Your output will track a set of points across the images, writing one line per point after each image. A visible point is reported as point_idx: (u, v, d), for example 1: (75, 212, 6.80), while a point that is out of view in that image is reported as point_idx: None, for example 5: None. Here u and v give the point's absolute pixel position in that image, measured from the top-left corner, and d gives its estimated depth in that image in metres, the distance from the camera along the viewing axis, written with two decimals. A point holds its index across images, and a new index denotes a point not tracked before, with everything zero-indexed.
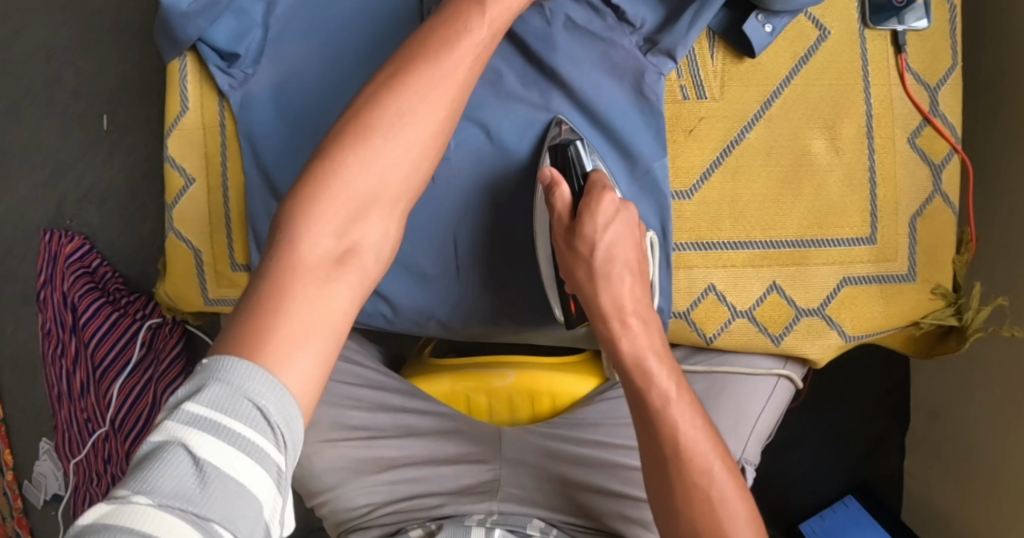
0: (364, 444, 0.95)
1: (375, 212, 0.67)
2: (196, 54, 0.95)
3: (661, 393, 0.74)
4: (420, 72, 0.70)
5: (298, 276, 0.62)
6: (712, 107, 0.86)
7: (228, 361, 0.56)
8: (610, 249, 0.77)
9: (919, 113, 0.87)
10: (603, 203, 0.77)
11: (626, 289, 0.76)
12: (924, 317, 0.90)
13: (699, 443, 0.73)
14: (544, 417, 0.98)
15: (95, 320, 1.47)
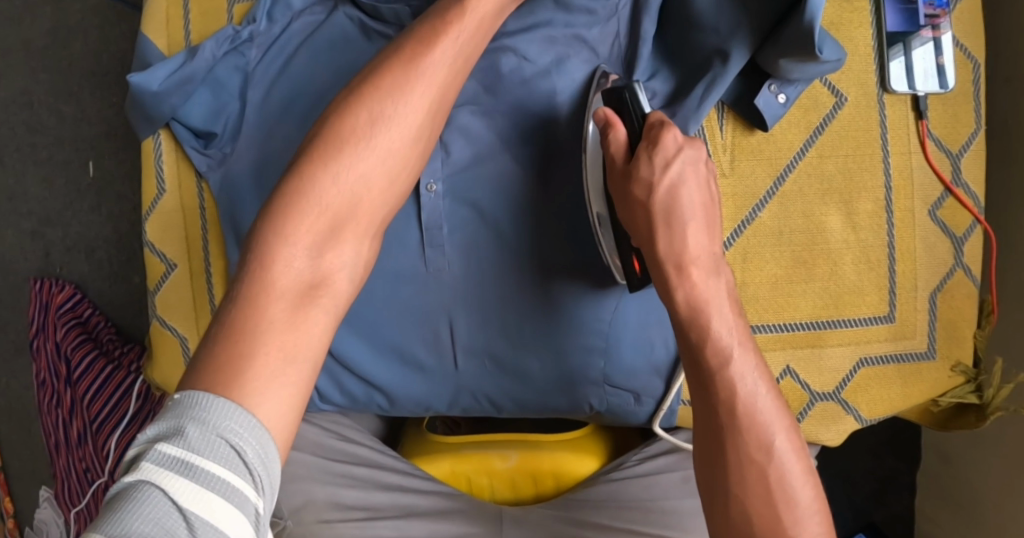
0: (359, 525, 0.88)
1: (350, 232, 0.66)
2: (170, 131, 0.91)
3: (721, 352, 0.66)
4: (390, 85, 0.69)
5: (275, 299, 0.60)
6: (721, 184, 0.81)
7: (204, 398, 0.54)
8: (672, 187, 0.68)
9: (941, 183, 0.84)
10: (665, 138, 0.69)
11: (690, 233, 0.67)
12: (942, 395, 0.85)
13: (762, 410, 0.66)
14: (547, 495, 0.95)
15: (90, 374, 1.43)
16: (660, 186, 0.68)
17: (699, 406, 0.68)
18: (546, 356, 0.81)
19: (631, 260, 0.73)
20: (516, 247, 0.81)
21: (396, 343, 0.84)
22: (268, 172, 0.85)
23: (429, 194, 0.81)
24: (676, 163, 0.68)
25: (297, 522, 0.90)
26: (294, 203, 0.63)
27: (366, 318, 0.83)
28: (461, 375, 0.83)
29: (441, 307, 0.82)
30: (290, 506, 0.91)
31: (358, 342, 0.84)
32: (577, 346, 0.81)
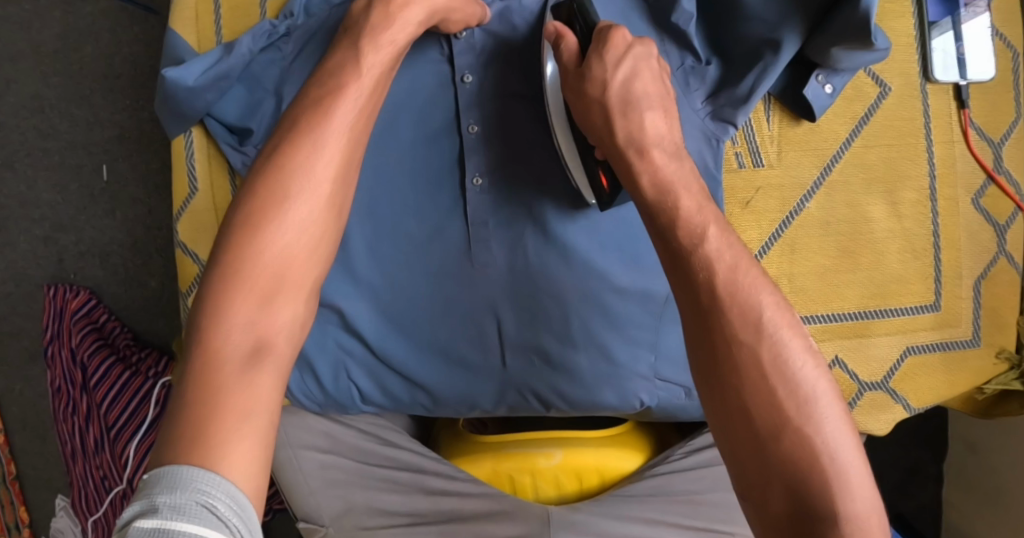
0: (401, 532, 0.89)
1: (285, 295, 0.65)
2: (203, 127, 0.86)
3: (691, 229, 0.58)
4: (299, 142, 0.68)
5: (217, 371, 0.59)
6: (769, 174, 0.81)
7: (173, 469, 0.54)
8: (627, 85, 0.65)
9: (984, 171, 0.84)
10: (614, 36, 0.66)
11: (651, 121, 0.64)
12: (987, 382, 0.85)
13: (747, 285, 0.55)
14: (590, 493, 0.93)
15: (106, 381, 1.41)
16: (613, 82, 0.65)
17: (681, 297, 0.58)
18: (594, 351, 0.81)
19: (599, 175, 0.74)
20: (562, 241, 0.80)
21: (439, 343, 0.83)
22: None
23: (475, 189, 0.81)
24: (627, 58, 0.66)
25: (337, 528, 0.91)
26: (224, 271, 0.63)
27: (407, 315, 0.83)
28: (509, 372, 0.82)
29: (487, 302, 0.81)
30: (331, 512, 0.91)
31: (401, 339, 0.83)
32: (623, 342, 0.81)
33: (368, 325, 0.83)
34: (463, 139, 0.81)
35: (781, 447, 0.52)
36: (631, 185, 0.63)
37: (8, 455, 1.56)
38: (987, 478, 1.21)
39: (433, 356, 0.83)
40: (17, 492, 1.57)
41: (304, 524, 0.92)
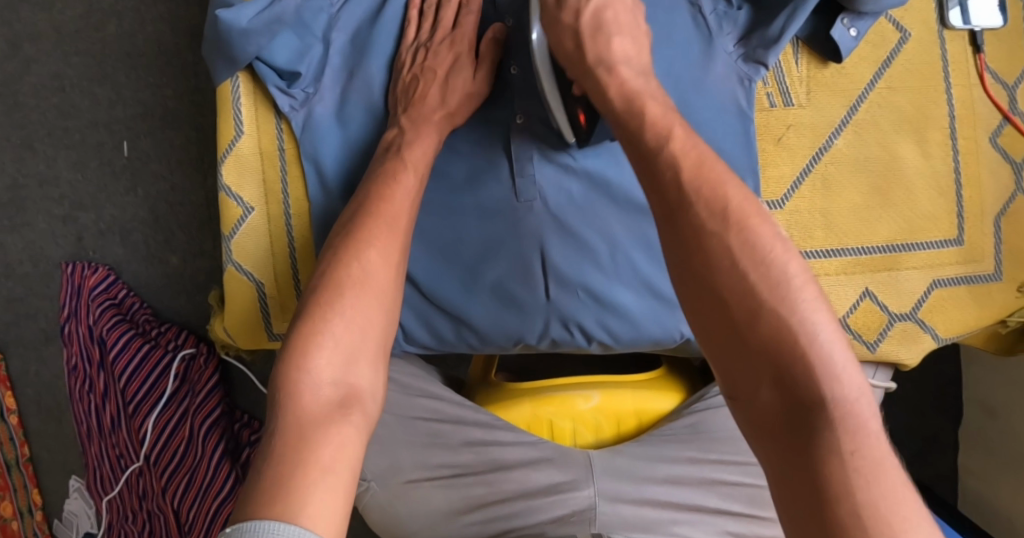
0: (447, 483, 0.89)
1: (363, 355, 0.71)
2: (248, 73, 0.92)
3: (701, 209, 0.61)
4: (369, 227, 0.76)
5: (309, 421, 0.64)
6: (799, 114, 0.85)
7: (255, 525, 0.56)
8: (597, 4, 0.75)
9: (999, 113, 0.87)
10: None
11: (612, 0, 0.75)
12: (1011, 315, 0.88)
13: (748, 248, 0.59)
14: (629, 436, 0.95)
15: (126, 352, 1.43)
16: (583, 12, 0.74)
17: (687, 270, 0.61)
18: (636, 281, 0.85)
19: (576, 114, 0.80)
20: (607, 175, 0.84)
21: (487, 279, 0.85)
22: (355, 113, 0.91)
23: (518, 126, 0.85)
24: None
25: (382, 484, 0.90)
26: (303, 339, 0.69)
27: (457, 251, 0.86)
28: (555, 305, 0.85)
29: (536, 236, 0.84)
30: (375, 468, 0.90)
31: (450, 276, 0.86)
32: (667, 275, 0.85)
33: (422, 267, 0.86)
34: (506, 79, 0.87)
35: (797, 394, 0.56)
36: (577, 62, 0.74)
37: (23, 437, 1.56)
38: (1003, 441, 1.28)
39: (482, 290, 0.86)
40: (31, 475, 1.57)
41: None
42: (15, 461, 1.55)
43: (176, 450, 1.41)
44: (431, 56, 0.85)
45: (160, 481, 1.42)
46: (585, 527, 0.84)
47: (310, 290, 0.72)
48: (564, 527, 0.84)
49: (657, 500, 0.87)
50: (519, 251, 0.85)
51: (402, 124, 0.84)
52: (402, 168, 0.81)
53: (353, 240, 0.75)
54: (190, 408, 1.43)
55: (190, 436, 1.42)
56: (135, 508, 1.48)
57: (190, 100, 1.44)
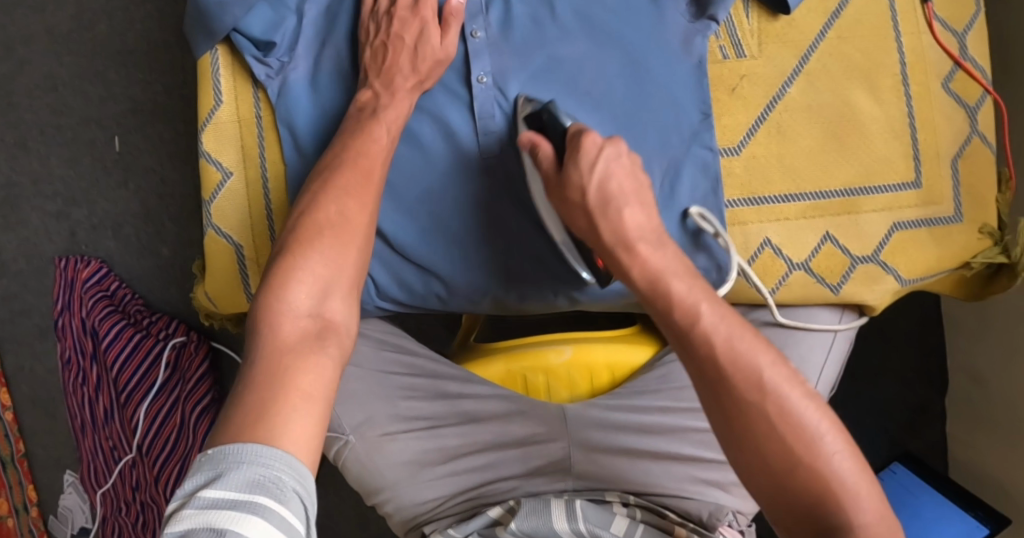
0: (424, 435, 0.90)
1: (339, 294, 0.73)
2: (226, 46, 0.95)
3: (698, 320, 0.67)
4: (342, 174, 0.79)
5: (288, 350, 0.67)
6: (752, 65, 0.88)
7: (231, 446, 0.59)
8: (604, 186, 0.70)
9: (950, 59, 0.89)
10: (586, 144, 0.71)
11: (633, 217, 0.70)
12: (975, 257, 0.90)
13: (742, 348, 0.65)
14: (602, 390, 0.95)
15: (118, 342, 1.45)
16: (592, 186, 0.71)
17: (692, 369, 0.67)
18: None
19: (593, 258, 0.80)
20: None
21: (455, 232, 0.88)
22: (327, 82, 0.93)
23: (480, 86, 0.87)
24: (599, 160, 0.70)
25: (360, 438, 0.89)
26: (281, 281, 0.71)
27: (427, 206, 0.88)
28: (521, 256, 0.89)
29: (501, 190, 0.87)
30: (351, 422, 0.90)
31: (421, 230, 0.89)
32: None
33: (396, 223, 0.89)
34: (468, 44, 0.87)
35: (798, 482, 0.63)
36: (624, 277, 0.70)
37: (18, 433, 1.58)
38: (991, 406, 1.28)
39: (451, 245, 0.89)
40: (26, 471, 1.58)
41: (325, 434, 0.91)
42: (10, 457, 1.56)
43: (167, 439, 1.43)
44: (398, 22, 0.86)
45: (152, 471, 1.44)
46: (562, 476, 0.87)
47: (290, 234, 0.75)
48: (537, 478, 0.87)
49: (630, 448, 0.88)
50: (485, 204, 0.88)
51: (375, 88, 0.85)
52: (378, 124, 0.83)
53: (328, 187, 0.78)
54: (180, 396, 1.44)
55: (180, 424, 1.43)
56: (128, 500, 1.50)
57: (179, 94, 1.48)
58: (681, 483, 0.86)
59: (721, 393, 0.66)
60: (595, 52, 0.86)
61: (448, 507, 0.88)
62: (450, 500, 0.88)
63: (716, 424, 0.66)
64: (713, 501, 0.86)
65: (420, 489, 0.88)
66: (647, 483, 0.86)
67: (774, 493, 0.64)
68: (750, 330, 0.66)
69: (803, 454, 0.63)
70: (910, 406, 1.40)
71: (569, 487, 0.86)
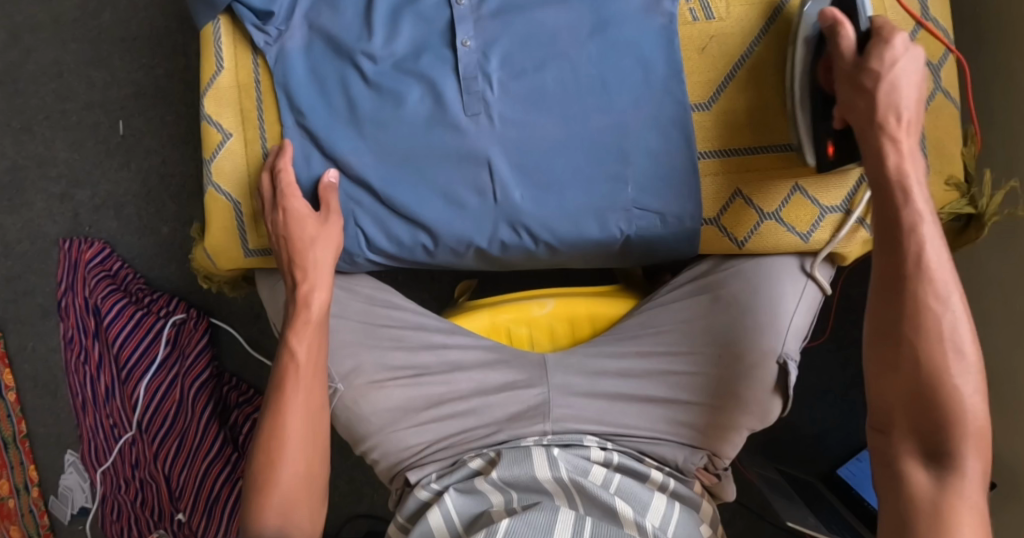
0: (409, 384, 0.93)
1: (306, 415, 0.88)
2: (229, 16, 0.98)
3: (917, 240, 0.75)
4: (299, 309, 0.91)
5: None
6: (720, 26, 0.90)
7: None
8: (895, 80, 0.77)
9: (913, 19, 0.93)
10: (893, 41, 0.77)
11: (905, 102, 0.77)
12: (942, 209, 0.94)
13: (934, 258, 0.75)
14: (583, 338, 0.99)
15: (118, 321, 1.48)
16: (885, 76, 0.77)
17: (885, 259, 0.77)
18: (578, 184, 0.91)
19: (826, 144, 0.85)
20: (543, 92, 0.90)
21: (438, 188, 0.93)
22: (320, 47, 0.95)
23: (464, 50, 0.90)
24: (903, 57, 0.77)
25: (348, 386, 0.93)
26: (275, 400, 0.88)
27: (411, 160, 0.92)
28: (502, 207, 0.92)
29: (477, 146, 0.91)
30: (341, 370, 0.94)
31: (406, 185, 0.93)
32: (602, 176, 0.91)
33: (382, 179, 0.93)
34: (453, 10, 0.91)
35: (923, 379, 0.74)
36: (874, 156, 0.78)
37: (20, 413, 1.61)
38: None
39: (433, 199, 0.93)
40: (27, 452, 1.61)
41: None
42: (12, 437, 1.59)
43: (167, 415, 1.47)
44: None
45: (152, 446, 1.47)
46: (540, 420, 0.93)
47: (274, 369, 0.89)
48: (517, 422, 0.93)
49: (606, 393, 0.93)
50: (462, 162, 0.91)
51: None
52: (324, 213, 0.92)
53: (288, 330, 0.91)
54: (181, 371, 1.48)
55: (179, 400, 1.47)
56: (127, 477, 1.52)
57: (180, 78, 1.53)
58: (655, 426, 0.93)
59: (896, 289, 0.76)
60: (570, 12, 0.89)
61: (433, 452, 0.93)
62: (434, 447, 0.94)
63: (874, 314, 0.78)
64: (688, 441, 0.93)
65: (405, 435, 0.93)
66: (622, 429, 0.93)
67: (903, 382, 0.75)
68: (943, 246, 0.76)
69: (941, 354, 0.74)
70: None
71: (548, 432, 0.93)
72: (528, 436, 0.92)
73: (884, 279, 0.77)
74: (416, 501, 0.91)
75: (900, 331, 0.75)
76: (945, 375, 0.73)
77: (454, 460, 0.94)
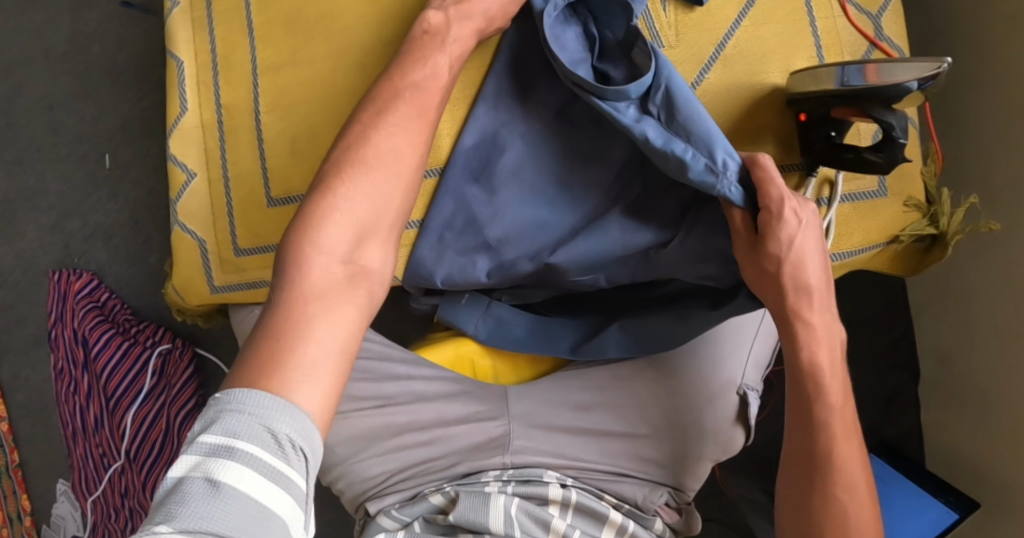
0: (372, 413, 0.91)
1: (373, 239, 0.75)
2: (194, 61, 1.00)
3: (827, 403, 0.85)
4: (396, 105, 0.79)
5: (315, 294, 0.68)
6: (671, 54, 0.90)
7: (238, 392, 0.61)
8: (799, 250, 0.77)
9: (866, 40, 0.93)
10: (788, 217, 0.76)
11: (817, 280, 0.79)
12: (903, 231, 0.93)
13: (847, 459, 0.86)
14: (546, 371, 1.00)
15: (107, 350, 1.49)
16: (786, 259, 0.76)
17: (798, 417, 0.87)
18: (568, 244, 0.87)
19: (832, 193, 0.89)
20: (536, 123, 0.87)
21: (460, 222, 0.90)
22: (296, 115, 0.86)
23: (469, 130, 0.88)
24: (797, 235, 0.76)
25: None
26: (302, 233, 0.71)
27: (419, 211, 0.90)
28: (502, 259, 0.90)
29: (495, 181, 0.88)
30: None
31: None
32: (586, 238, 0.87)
33: (426, 241, 0.90)
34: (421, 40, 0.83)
35: None
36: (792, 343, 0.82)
37: (13, 442, 1.62)
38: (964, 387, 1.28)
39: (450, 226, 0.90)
40: (19, 480, 1.62)
41: None
42: (5, 467, 1.60)
43: (154, 443, 1.48)
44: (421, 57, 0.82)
45: (140, 477, 1.48)
46: (500, 452, 0.91)
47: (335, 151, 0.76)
48: (478, 453, 0.91)
49: (568, 426, 0.92)
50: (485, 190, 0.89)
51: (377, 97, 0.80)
52: (440, 56, 0.82)
53: (362, 125, 0.78)
54: (167, 400, 1.49)
55: (167, 429, 1.48)
56: (117, 506, 1.53)
57: None
58: (619, 459, 0.91)
59: (814, 462, 0.86)
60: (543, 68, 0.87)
61: (395, 481, 0.91)
62: (395, 476, 0.92)
63: (794, 465, 0.88)
64: (651, 475, 0.91)
65: (366, 465, 0.91)
66: (581, 464, 0.91)
67: None
68: (852, 428, 0.86)
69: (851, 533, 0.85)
70: (882, 393, 1.39)
71: (508, 466, 0.90)
72: (489, 469, 0.90)
73: (804, 436, 0.86)
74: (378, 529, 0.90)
75: (829, 490, 0.85)
76: None
77: (415, 491, 0.92)
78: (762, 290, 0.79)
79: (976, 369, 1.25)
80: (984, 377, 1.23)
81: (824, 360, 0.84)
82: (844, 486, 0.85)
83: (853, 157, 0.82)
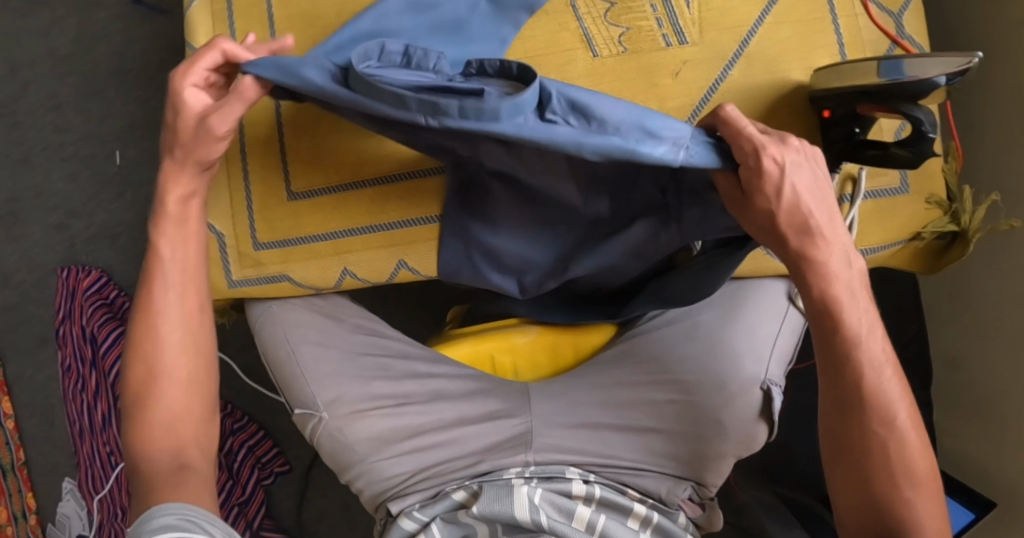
0: (390, 413, 0.91)
1: (163, 384, 0.81)
2: None
3: (850, 334, 0.79)
4: (171, 240, 0.83)
5: (158, 476, 0.78)
6: (693, 51, 0.90)
7: (148, 513, 0.74)
8: (793, 191, 0.73)
9: (887, 37, 0.93)
10: (769, 163, 0.71)
11: (820, 216, 0.75)
12: (925, 228, 0.93)
13: (884, 389, 0.79)
14: (568, 368, 0.99)
15: (115, 348, 1.46)
16: (779, 206, 0.72)
17: (822, 353, 0.81)
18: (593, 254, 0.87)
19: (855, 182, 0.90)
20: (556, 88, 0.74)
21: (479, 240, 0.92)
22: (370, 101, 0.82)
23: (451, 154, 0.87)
24: (788, 176, 0.72)
25: (331, 414, 0.91)
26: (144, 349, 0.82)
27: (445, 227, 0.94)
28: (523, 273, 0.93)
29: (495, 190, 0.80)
30: (324, 399, 0.92)
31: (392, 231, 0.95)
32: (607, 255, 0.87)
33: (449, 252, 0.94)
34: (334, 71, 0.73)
35: (889, 500, 0.79)
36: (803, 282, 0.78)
37: (18, 441, 1.61)
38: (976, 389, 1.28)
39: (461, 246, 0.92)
40: (24, 479, 1.61)
41: (300, 411, 0.93)
42: (10, 465, 1.59)
43: None
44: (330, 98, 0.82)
45: None
46: (522, 449, 0.90)
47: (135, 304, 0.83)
48: (500, 451, 0.91)
49: (590, 423, 0.91)
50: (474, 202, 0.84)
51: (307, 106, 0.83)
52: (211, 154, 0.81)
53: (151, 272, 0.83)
54: None
55: None
56: (125, 505, 1.51)
57: None
58: (643, 454, 0.90)
59: (846, 401, 0.80)
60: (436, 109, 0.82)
61: (415, 482, 0.91)
62: (416, 476, 0.91)
63: (829, 411, 0.82)
64: (675, 471, 0.90)
65: (386, 465, 0.91)
66: (604, 459, 0.90)
67: (868, 495, 0.80)
68: (882, 354, 0.80)
69: (904, 469, 0.79)
70: None
71: (531, 462, 0.90)
72: (511, 465, 0.89)
73: (827, 375, 0.81)
74: (400, 531, 0.89)
75: (872, 428, 0.79)
76: (903, 493, 0.79)
77: (436, 490, 0.91)
78: (765, 236, 0.76)
79: (988, 371, 1.25)
80: (993, 379, 1.23)
81: (841, 291, 0.77)
82: (884, 421, 0.79)
83: (880, 153, 0.82)
